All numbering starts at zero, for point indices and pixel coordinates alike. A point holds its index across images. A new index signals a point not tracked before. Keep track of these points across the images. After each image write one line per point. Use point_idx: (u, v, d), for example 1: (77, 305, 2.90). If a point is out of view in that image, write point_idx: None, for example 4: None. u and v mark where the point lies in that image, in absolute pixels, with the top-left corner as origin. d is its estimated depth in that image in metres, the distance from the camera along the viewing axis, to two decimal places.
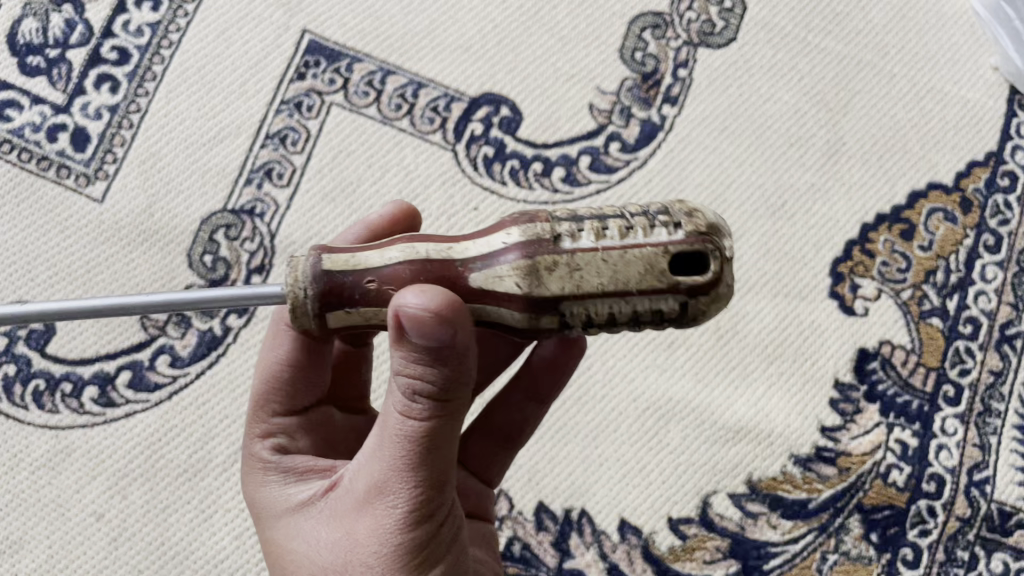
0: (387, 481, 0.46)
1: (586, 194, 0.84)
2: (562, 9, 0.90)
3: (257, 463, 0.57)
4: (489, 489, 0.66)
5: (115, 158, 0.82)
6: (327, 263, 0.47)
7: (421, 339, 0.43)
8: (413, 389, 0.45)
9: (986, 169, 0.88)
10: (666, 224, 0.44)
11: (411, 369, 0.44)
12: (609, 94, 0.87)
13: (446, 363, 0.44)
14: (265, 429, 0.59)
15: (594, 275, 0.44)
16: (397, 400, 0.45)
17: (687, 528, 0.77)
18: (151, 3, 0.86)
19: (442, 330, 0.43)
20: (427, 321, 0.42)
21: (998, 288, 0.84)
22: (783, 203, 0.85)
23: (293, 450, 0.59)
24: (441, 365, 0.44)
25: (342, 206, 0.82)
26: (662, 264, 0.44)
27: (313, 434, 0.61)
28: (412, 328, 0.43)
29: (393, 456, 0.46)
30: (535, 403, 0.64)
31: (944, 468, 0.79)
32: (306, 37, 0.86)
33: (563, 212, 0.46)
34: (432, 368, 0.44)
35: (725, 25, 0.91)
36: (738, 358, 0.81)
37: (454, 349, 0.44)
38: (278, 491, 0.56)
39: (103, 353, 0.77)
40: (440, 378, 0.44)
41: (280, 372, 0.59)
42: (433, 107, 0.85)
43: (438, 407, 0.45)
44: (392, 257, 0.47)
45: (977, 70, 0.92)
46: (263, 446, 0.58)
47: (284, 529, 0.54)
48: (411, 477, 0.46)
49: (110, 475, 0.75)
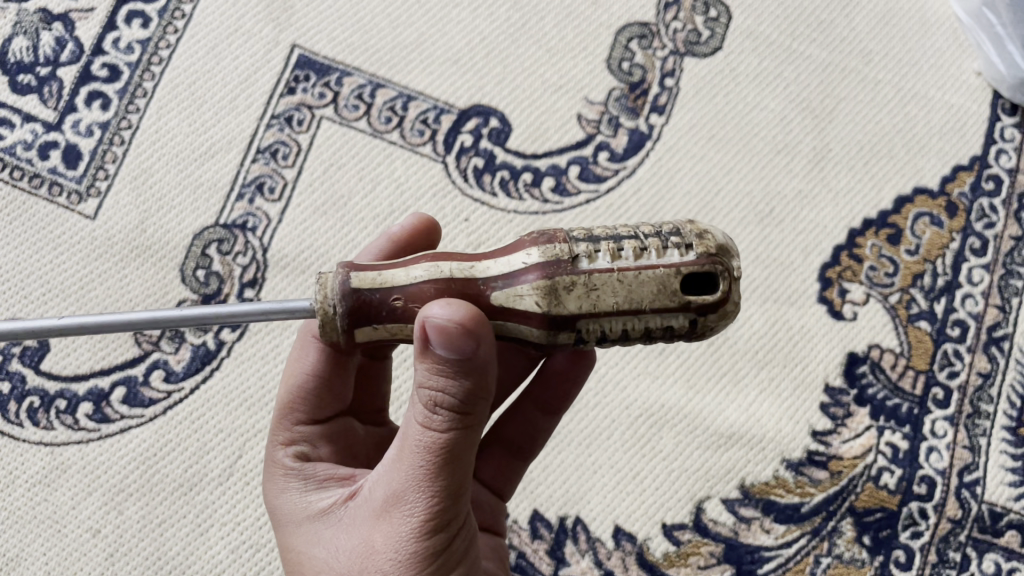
0: (405, 492, 0.47)
1: (576, 204, 0.84)
2: (549, 21, 0.91)
3: (279, 470, 0.58)
4: (501, 502, 0.66)
5: (107, 174, 0.82)
6: (355, 281, 0.48)
7: (445, 350, 0.44)
8: (435, 400, 0.45)
9: (971, 173, 0.89)
10: (678, 245, 0.46)
11: (435, 381, 0.45)
12: (597, 105, 0.88)
13: (468, 374, 0.45)
14: (287, 437, 0.60)
15: (610, 295, 0.45)
16: (418, 410, 0.46)
17: (681, 534, 0.78)
18: (141, 19, 0.87)
19: (467, 342, 0.44)
20: (452, 332, 0.44)
21: (985, 291, 0.85)
22: (771, 209, 0.86)
23: (314, 457, 0.59)
24: (464, 376, 0.45)
25: (333, 220, 0.82)
26: (674, 284, 0.46)
27: (334, 442, 0.61)
28: (437, 338, 0.44)
29: (412, 466, 0.46)
30: (546, 414, 0.65)
31: (934, 470, 0.80)
32: (296, 52, 0.87)
33: (579, 232, 0.47)
34: (455, 380, 0.45)
35: (711, 35, 0.92)
36: (729, 365, 0.82)
37: (476, 361, 0.45)
38: (296, 499, 0.56)
39: (97, 369, 0.78)
40: (462, 389, 0.45)
41: (306, 382, 0.60)
42: (423, 119, 0.86)
43: (458, 419, 0.46)
44: (417, 275, 0.48)
45: (960, 75, 0.93)
46: (285, 453, 0.59)
47: (302, 536, 0.54)
48: (429, 488, 0.46)
49: (106, 491, 0.75)
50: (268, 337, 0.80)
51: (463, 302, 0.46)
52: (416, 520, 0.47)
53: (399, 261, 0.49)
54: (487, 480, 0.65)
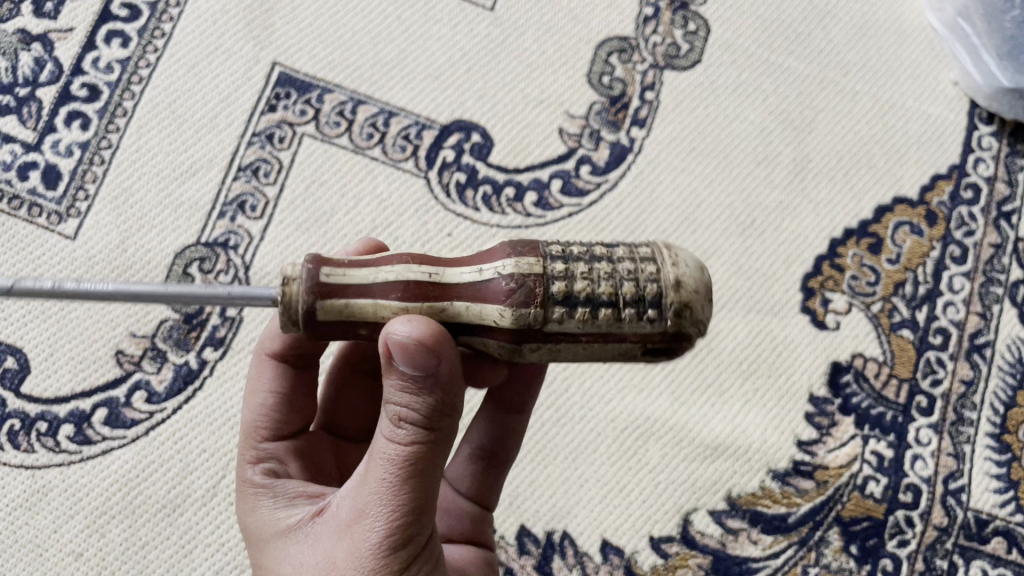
0: (369, 504, 0.47)
1: (559, 217, 0.84)
2: (529, 36, 0.91)
3: (249, 488, 0.57)
4: (488, 512, 0.65)
5: (87, 194, 0.82)
6: (320, 313, 0.46)
7: (409, 366, 0.45)
8: (400, 414, 0.46)
9: (950, 182, 0.90)
10: (653, 320, 0.45)
11: (402, 396, 0.46)
12: (579, 118, 0.89)
13: (432, 389, 0.46)
14: (257, 454, 0.59)
15: (571, 353, 0.47)
16: (385, 424, 0.47)
17: (669, 546, 0.77)
18: (121, 39, 0.86)
19: (429, 358, 0.45)
20: (416, 350, 0.44)
21: (966, 298, 0.85)
22: (752, 220, 0.87)
23: (283, 474, 0.59)
24: (428, 391, 0.46)
25: (316, 236, 0.82)
26: (637, 350, 0.47)
27: (303, 458, 0.61)
28: (399, 354, 0.44)
29: (377, 480, 0.46)
30: (513, 412, 0.64)
31: (919, 478, 0.80)
32: (276, 69, 0.87)
33: (558, 290, 0.45)
34: (420, 394, 0.46)
35: (690, 48, 0.92)
36: (712, 376, 0.82)
37: (440, 376, 0.45)
38: (263, 518, 0.55)
39: (78, 391, 0.77)
40: (427, 404, 0.46)
41: (269, 401, 0.61)
42: (404, 135, 0.86)
43: (422, 434, 0.46)
44: (386, 316, 0.47)
45: (937, 85, 0.94)
46: (255, 471, 0.58)
47: (269, 552, 0.53)
48: (391, 502, 0.46)
49: (88, 513, 0.75)
50: (251, 355, 0.79)
51: (427, 320, 0.45)
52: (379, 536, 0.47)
53: (366, 286, 0.47)
54: (467, 489, 0.64)
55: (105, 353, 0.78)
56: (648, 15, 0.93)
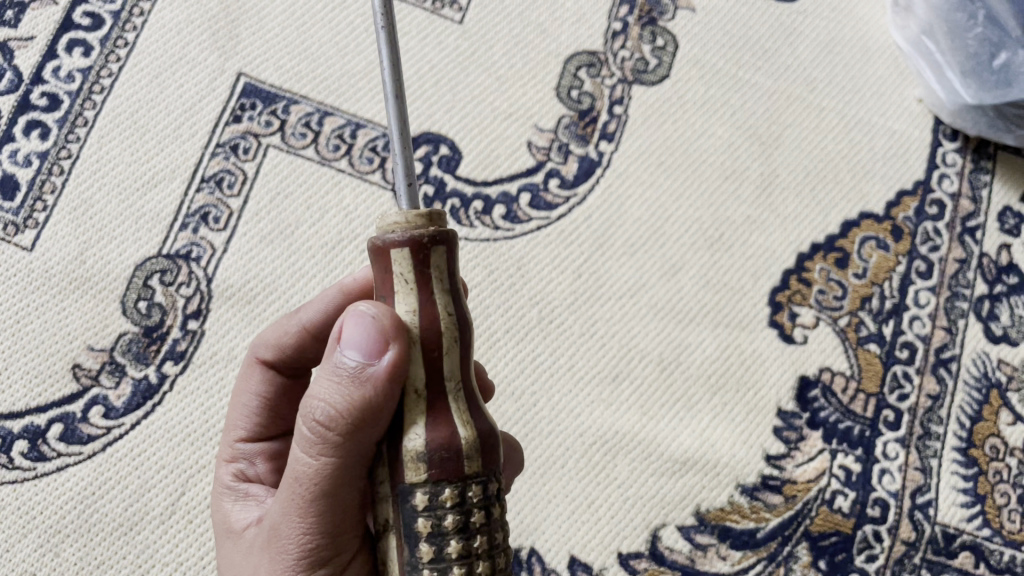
0: (283, 511, 0.47)
1: (528, 230, 0.84)
2: (498, 50, 0.91)
3: (219, 488, 0.59)
4: None
5: (45, 205, 0.81)
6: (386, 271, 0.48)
7: (349, 356, 0.43)
8: (311, 417, 0.44)
9: (915, 198, 0.91)
10: None
11: (320, 397, 0.44)
12: (547, 132, 0.88)
13: (358, 386, 0.43)
14: (232, 454, 0.60)
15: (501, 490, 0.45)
16: (300, 430, 0.45)
17: (637, 563, 0.77)
18: (83, 48, 0.85)
19: (369, 347, 0.43)
20: (365, 345, 0.43)
21: (931, 313, 0.86)
22: (720, 235, 0.87)
23: (253, 477, 0.59)
24: (349, 390, 0.43)
25: (280, 248, 0.81)
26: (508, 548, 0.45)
27: (280, 461, 0.61)
28: (348, 327, 0.44)
29: (296, 489, 0.46)
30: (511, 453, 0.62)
31: (887, 492, 0.80)
32: (242, 80, 0.86)
33: None
34: (334, 393, 0.43)
35: (659, 63, 0.93)
36: (681, 391, 0.81)
37: (366, 376, 0.43)
38: (223, 512, 0.58)
39: (34, 406, 0.75)
40: (341, 402, 0.43)
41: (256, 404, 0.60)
42: (371, 147, 0.85)
43: (329, 442, 0.44)
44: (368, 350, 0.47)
45: (901, 102, 0.95)
46: (228, 471, 0.60)
47: (222, 552, 0.55)
48: (299, 510, 0.46)
49: (42, 532, 0.73)
50: (212, 369, 0.77)
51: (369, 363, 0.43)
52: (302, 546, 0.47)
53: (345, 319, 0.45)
54: None
55: (62, 367, 0.76)
56: (617, 29, 0.93)
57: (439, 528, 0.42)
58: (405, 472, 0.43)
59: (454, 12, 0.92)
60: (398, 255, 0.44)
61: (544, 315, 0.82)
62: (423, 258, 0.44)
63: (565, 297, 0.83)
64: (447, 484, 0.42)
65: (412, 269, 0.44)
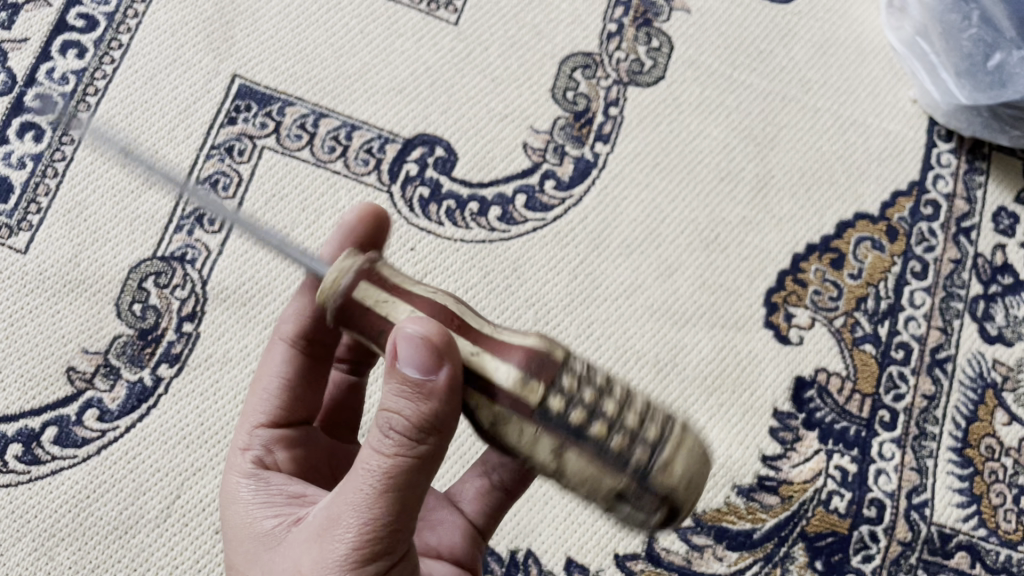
0: (342, 511, 0.45)
1: (523, 232, 0.84)
2: (493, 51, 0.91)
3: (235, 475, 0.56)
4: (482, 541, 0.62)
5: (40, 207, 0.80)
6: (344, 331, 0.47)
7: (412, 368, 0.42)
8: (389, 421, 0.43)
9: (910, 199, 0.91)
10: None
11: (394, 403, 0.43)
12: (542, 133, 0.88)
13: (425, 398, 0.42)
14: (248, 441, 0.58)
15: None
16: (375, 432, 0.44)
17: (633, 564, 0.77)
18: (77, 49, 0.85)
19: (432, 362, 0.42)
20: (412, 362, 0.42)
21: (927, 313, 0.86)
22: (716, 235, 0.87)
23: (271, 464, 0.57)
24: (422, 400, 0.43)
25: (275, 250, 0.81)
26: None
27: (297, 448, 0.59)
28: (402, 350, 0.42)
29: (359, 491, 0.44)
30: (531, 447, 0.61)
31: (883, 492, 0.80)
32: (236, 82, 0.86)
33: None
34: (406, 408, 0.43)
35: (654, 64, 0.93)
36: (677, 392, 0.81)
37: (436, 385, 0.42)
38: (240, 510, 0.54)
39: (28, 409, 0.75)
40: (416, 412, 0.43)
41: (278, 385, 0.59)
42: (367, 149, 0.85)
43: (409, 447, 0.43)
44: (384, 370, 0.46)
45: (896, 103, 0.95)
46: (244, 458, 0.57)
47: (244, 553, 0.52)
48: (364, 512, 0.44)
49: (36, 536, 0.72)
50: (207, 371, 0.77)
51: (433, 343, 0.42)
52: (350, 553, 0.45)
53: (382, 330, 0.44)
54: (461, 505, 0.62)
55: (56, 370, 0.76)
56: (612, 31, 0.93)
57: (590, 406, 0.41)
58: (530, 400, 0.41)
59: (449, 14, 0.92)
60: (365, 285, 0.45)
61: (540, 317, 0.82)
62: (381, 277, 0.46)
63: (561, 298, 0.83)
64: (562, 373, 0.42)
65: (383, 290, 0.45)
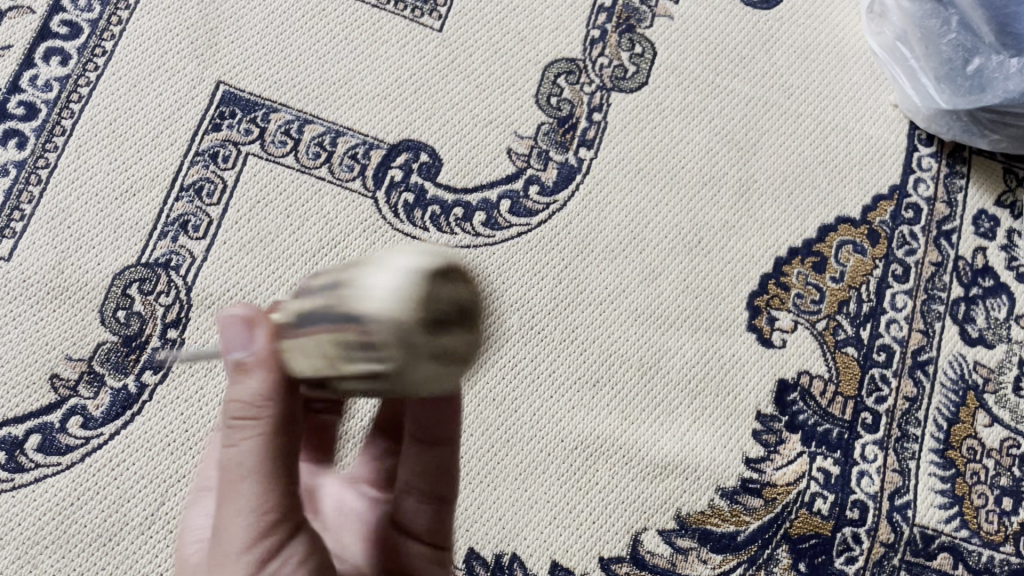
0: (235, 503, 0.47)
1: (508, 237, 0.85)
2: (477, 57, 0.91)
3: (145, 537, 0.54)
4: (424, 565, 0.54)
5: (23, 215, 0.80)
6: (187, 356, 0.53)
7: (237, 348, 0.47)
8: (237, 402, 0.47)
9: (891, 203, 0.92)
10: None
11: (239, 388, 0.47)
12: (527, 139, 0.89)
13: (254, 368, 0.47)
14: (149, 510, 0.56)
15: None
16: (234, 422, 0.47)
17: (618, 567, 0.77)
18: (60, 57, 0.85)
19: (248, 334, 0.46)
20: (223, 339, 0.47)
21: (908, 316, 0.87)
22: (699, 240, 0.88)
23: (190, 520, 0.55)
24: (254, 369, 0.47)
25: (261, 256, 0.81)
26: None
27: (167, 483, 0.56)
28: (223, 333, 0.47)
29: (253, 454, 0.47)
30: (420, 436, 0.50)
31: (866, 494, 0.81)
32: (221, 88, 0.86)
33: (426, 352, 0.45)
34: (244, 377, 0.47)
35: (637, 70, 0.93)
36: (661, 395, 0.82)
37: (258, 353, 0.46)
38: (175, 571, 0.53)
39: (11, 416, 0.75)
40: (249, 384, 0.47)
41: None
42: (352, 155, 0.85)
43: (256, 415, 0.47)
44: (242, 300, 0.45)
45: (877, 107, 0.96)
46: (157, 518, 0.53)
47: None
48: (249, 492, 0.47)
49: (20, 545, 0.72)
50: (192, 378, 0.77)
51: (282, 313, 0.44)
52: (244, 551, 0.46)
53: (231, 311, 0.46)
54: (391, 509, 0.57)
55: (40, 378, 0.76)
56: (595, 37, 0.94)
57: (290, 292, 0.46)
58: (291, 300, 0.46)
59: (434, 20, 0.92)
60: None
61: (524, 321, 0.83)
62: None
63: (545, 303, 0.83)
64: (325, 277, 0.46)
65: None
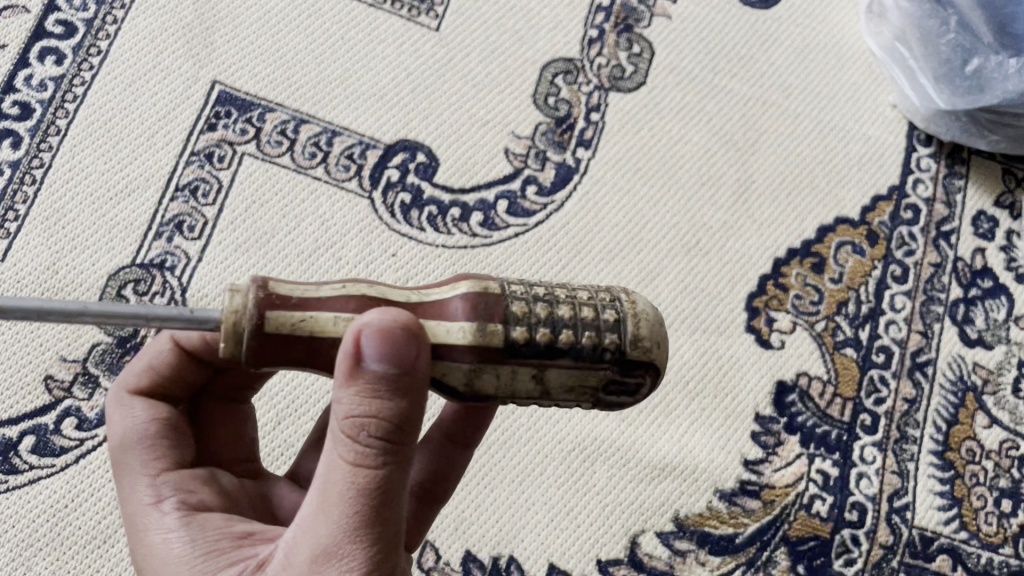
0: (337, 545, 0.43)
1: (505, 237, 0.84)
2: (474, 57, 0.91)
3: (135, 510, 0.51)
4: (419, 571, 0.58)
5: (17, 215, 0.80)
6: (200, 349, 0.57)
7: (381, 363, 0.42)
8: (356, 426, 0.42)
9: (890, 203, 0.91)
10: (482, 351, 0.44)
11: (365, 406, 0.42)
12: (524, 139, 0.88)
13: (394, 392, 0.42)
14: (156, 492, 0.52)
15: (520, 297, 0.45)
16: (343, 446, 0.43)
17: (616, 570, 0.77)
18: (55, 56, 0.85)
19: (409, 348, 0.42)
20: (342, 366, 0.42)
21: (907, 317, 0.87)
22: (697, 240, 0.87)
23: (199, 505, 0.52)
24: (394, 392, 0.42)
25: (256, 257, 0.81)
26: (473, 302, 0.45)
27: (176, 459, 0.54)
28: (364, 347, 0.41)
29: (365, 494, 0.42)
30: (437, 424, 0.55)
31: (865, 496, 0.81)
32: (216, 88, 0.86)
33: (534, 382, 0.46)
34: (358, 401, 0.42)
35: (635, 70, 0.93)
36: (659, 397, 0.81)
37: (413, 375, 0.42)
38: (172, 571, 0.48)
39: (5, 418, 0.75)
40: (392, 409, 0.42)
41: (149, 430, 0.54)
42: (348, 155, 0.85)
43: (386, 446, 0.43)
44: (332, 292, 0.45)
45: (876, 108, 0.96)
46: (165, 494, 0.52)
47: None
48: (361, 536, 0.43)
49: (13, 547, 0.72)
50: None
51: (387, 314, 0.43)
52: None
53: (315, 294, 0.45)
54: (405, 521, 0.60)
55: (34, 379, 0.76)
56: (593, 37, 0.93)
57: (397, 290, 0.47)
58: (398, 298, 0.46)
59: (430, 20, 0.92)
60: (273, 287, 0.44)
61: None
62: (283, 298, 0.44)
63: None
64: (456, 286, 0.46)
65: (293, 310, 0.44)
